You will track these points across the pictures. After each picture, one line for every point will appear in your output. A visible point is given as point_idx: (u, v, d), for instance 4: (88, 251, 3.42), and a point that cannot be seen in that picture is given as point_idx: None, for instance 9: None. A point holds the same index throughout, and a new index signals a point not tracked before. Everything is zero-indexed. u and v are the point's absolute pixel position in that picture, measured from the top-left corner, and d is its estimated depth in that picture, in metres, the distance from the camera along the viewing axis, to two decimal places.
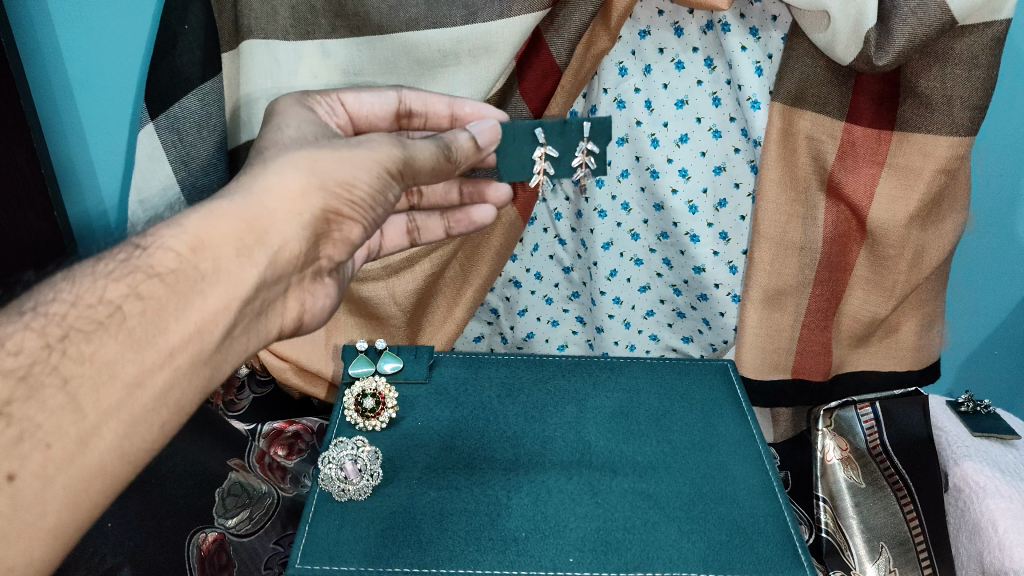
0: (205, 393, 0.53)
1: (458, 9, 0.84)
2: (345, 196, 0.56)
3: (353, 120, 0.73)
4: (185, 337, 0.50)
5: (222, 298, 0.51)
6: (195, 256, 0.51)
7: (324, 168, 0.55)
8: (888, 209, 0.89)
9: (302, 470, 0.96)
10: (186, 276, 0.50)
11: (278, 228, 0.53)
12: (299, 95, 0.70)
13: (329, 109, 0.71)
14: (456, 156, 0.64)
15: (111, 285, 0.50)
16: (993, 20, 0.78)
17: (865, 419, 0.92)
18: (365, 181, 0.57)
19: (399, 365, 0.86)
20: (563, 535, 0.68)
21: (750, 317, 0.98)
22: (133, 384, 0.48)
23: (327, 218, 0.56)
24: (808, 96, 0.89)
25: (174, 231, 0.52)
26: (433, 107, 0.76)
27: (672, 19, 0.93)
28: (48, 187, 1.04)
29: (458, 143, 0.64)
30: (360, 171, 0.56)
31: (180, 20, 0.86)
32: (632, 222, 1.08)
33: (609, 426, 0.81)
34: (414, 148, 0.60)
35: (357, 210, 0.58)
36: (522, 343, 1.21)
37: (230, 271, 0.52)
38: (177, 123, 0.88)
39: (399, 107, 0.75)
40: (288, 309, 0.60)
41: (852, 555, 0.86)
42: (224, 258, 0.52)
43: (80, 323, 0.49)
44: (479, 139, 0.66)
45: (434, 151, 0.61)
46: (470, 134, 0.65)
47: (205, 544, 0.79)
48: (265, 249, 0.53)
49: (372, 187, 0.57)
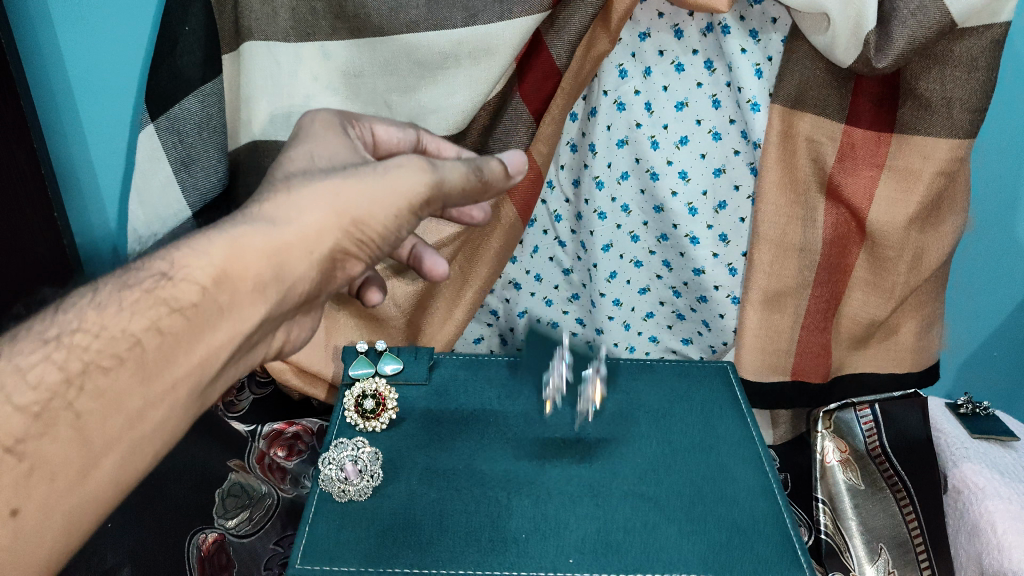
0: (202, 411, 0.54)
1: (457, 12, 0.84)
2: (359, 233, 0.56)
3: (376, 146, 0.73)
4: (189, 369, 0.51)
5: (231, 333, 0.52)
6: (217, 289, 0.51)
7: (345, 202, 0.55)
8: (888, 211, 0.90)
9: (303, 470, 0.93)
10: (208, 310, 0.50)
11: (294, 268, 0.54)
12: (338, 114, 0.68)
13: (359, 135, 0.70)
14: (489, 179, 0.63)
15: (133, 318, 0.49)
16: (993, 23, 0.78)
17: (865, 421, 0.93)
18: (383, 216, 0.56)
19: (399, 367, 0.87)
20: (563, 536, 0.68)
21: (750, 318, 0.98)
22: (137, 416, 0.49)
23: (337, 257, 0.57)
24: (808, 99, 0.89)
25: (199, 260, 0.51)
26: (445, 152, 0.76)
27: (672, 21, 0.93)
28: (48, 189, 1.04)
29: (492, 170, 0.63)
30: (379, 205, 0.56)
31: (180, 21, 0.86)
32: (632, 223, 1.08)
33: (609, 426, 0.82)
34: (444, 171, 0.59)
35: (365, 249, 0.58)
36: (522, 345, 1.20)
37: (245, 308, 0.52)
38: (177, 124, 0.89)
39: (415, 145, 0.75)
40: (276, 340, 0.60)
41: (852, 557, 0.87)
42: (242, 292, 0.52)
43: (100, 357, 0.48)
44: (510, 169, 0.66)
45: (465, 174, 0.60)
46: (502, 162, 0.64)
47: (206, 545, 0.80)
48: (279, 287, 0.53)
49: (388, 223, 0.57)
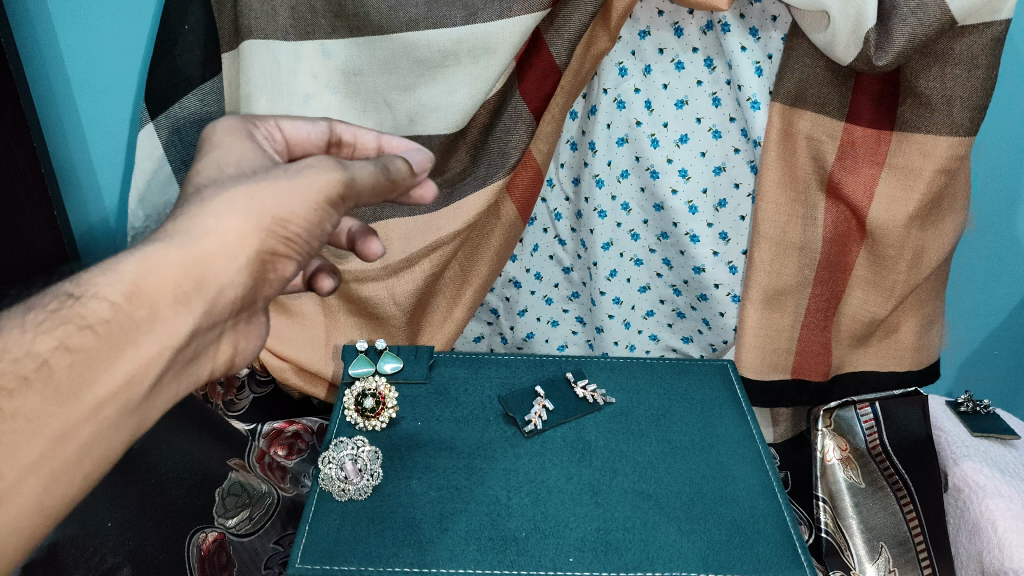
0: (136, 435, 0.52)
1: (457, 10, 0.84)
2: (280, 233, 0.52)
3: (289, 147, 0.65)
4: (113, 389, 0.48)
5: (154, 347, 0.49)
6: (131, 304, 0.48)
7: (260, 203, 0.51)
8: (888, 209, 0.90)
9: (303, 470, 0.96)
10: (120, 325, 0.48)
11: (217, 273, 0.50)
12: (240, 118, 0.63)
13: (267, 135, 0.63)
14: (397, 178, 0.58)
15: (41, 338, 0.47)
16: (993, 21, 0.78)
17: (865, 419, 0.92)
18: (303, 215, 0.52)
19: (399, 365, 0.87)
20: (563, 535, 0.68)
21: (750, 316, 0.98)
22: (58, 438, 0.47)
23: (264, 260, 0.53)
24: (808, 96, 0.89)
25: (110, 276, 0.48)
26: (362, 139, 0.68)
27: (672, 19, 0.93)
28: (48, 188, 1.04)
29: (397, 167, 0.59)
30: (297, 202, 0.52)
31: (180, 20, 0.88)
32: (632, 222, 1.08)
33: (608, 425, 0.82)
34: (354, 169, 0.55)
35: (294, 247, 0.54)
36: (522, 344, 1.20)
37: (166, 320, 0.49)
38: (177, 123, 0.91)
39: (330, 137, 0.67)
40: (221, 352, 0.57)
41: (852, 555, 0.87)
42: (161, 305, 0.49)
43: (5, 377, 0.47)
44: (414, 166, 0.62)
45: (375, 171, 0.56)
46: (405, 158, 0.60)
47: (206, 544, 0.79)
48: (205, 296, 0.50)
49: (310, 221, 0.53)
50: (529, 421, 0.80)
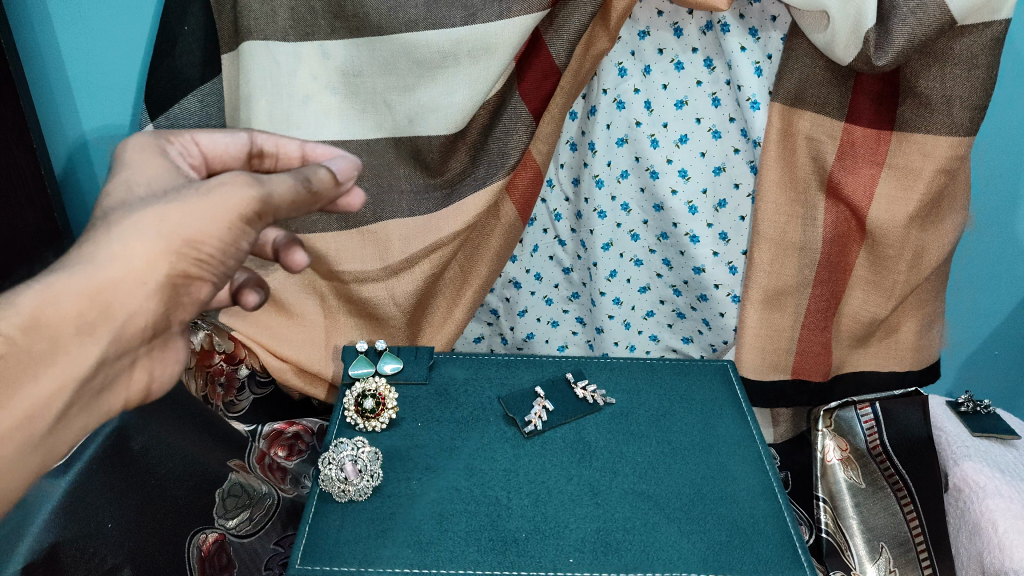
0: (46, 464, 0.53)
1: (457, 10, 0.84)
2: (192, 254, 0.49)
3: (208, 160, 0.64)
4: (12, 423, 0.48)
5: (53, 382, 0.49)
6: (29, 338, 0.47)
7: (170, 224, 0.49)
8: (888, 208, 0.89)
9: (303, 471, 0.96)
10: (18, 360, 0.47)
11: (123, 300, 0.49)
12: (152, 134, 0.61)
13: (183, 150, 0.62)
14: (319, 190, 0.55)
15: None
16: (993, 20, 0.78)
17: (865, 419, 0.93)
18: (216, 236, 0.50)
19: (399, 366, 0.87)
20: (563, 536, 0.68)
21: (750, 317, 0.98)
22: None
23: (176, 283, 0.50)
24: (808, 96, 0.89)
25: (7, 309, 0.47)
26: (285, 148, 0.67)
27: (672, 19, 0.93)
28: (48, 189, 1.04)
29: (317, 177, 0.54)
30: (208, 223, 0.49)
31: (180, 21, 0.88)
32: (632, 222, 1.08)
33: (609, 426, 0.82)
34: (270, 183, 0.52)
35: (208, 268, 0.52)
36: (522, 344, 1.20)
37: (67, 353, 0.49)
38: (177, 124, 0.90)
39: (251, 148, 0.66)
40: (135, 380, 0.55)
41: (852, 555, 0.87)
42: (62, 337, 0.48)
43: None
44: (338, 174, 0.57)
45: (293, 182, 0.53)
46: (327, 168, 0.56)
47: (206, 545, 0.79)
48: (108, 326, 0.49)
49: (223, 241, 0.50)
50: (529, 422, 0.80)
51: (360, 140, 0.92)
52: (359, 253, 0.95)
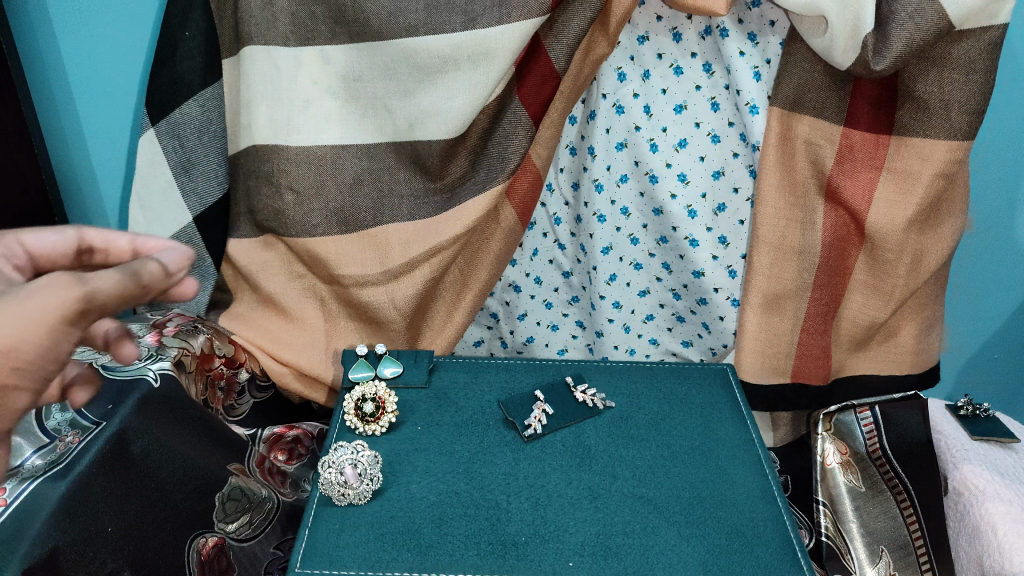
0: None
1: (457, 16, 0.85)
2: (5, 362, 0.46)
3: (33, 259, 0.63)
4: None
5: None
6: None
7: None
8: (887, 212, 0.90)
9: (302, 475, 0.97)
10: None
11: None
12: None
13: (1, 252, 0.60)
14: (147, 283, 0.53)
15: None
16: (991, 25, 0.79)
17: (865, 423, 0.92)
18: (34, 343, 0.46)
19: (399, 370, 0.87)
20: (563, 539, 0.68)
21: (750, 321, 0.99)
22: None
23: None
24: (807, 100, 0.90)
25: None
26: (114, 242, 0.65)
27: (672, 24, 0.94)
28: (48, 192, 1.06)
29: (146, 270, 0.53)
30: (25, 329, 0.46)
31: (181, 26, 0.88)
32: (632, 226, 1.08)
33: (608, 429, 0.82)
34: (95, 279, 0.49)
35: (28, 373, 0.48)
36: (522, 348, 1.20)
37: None
38: (177, 129, 0.92)
39: (80, 245, 0.64)
40: None
41: (852, 559, 0.88)
42: None
43: None
44: (170, 267, 0.56)
45: (121, 277, 0.51)
46: (158, 261, 0.55)
47: (205, 549, 0.81)
48: None
49: (43, 346, 0.47)
50: (529, 425, 0.80)
51: (360, 144, 0.92)
52: (359, 257, 0.95)
